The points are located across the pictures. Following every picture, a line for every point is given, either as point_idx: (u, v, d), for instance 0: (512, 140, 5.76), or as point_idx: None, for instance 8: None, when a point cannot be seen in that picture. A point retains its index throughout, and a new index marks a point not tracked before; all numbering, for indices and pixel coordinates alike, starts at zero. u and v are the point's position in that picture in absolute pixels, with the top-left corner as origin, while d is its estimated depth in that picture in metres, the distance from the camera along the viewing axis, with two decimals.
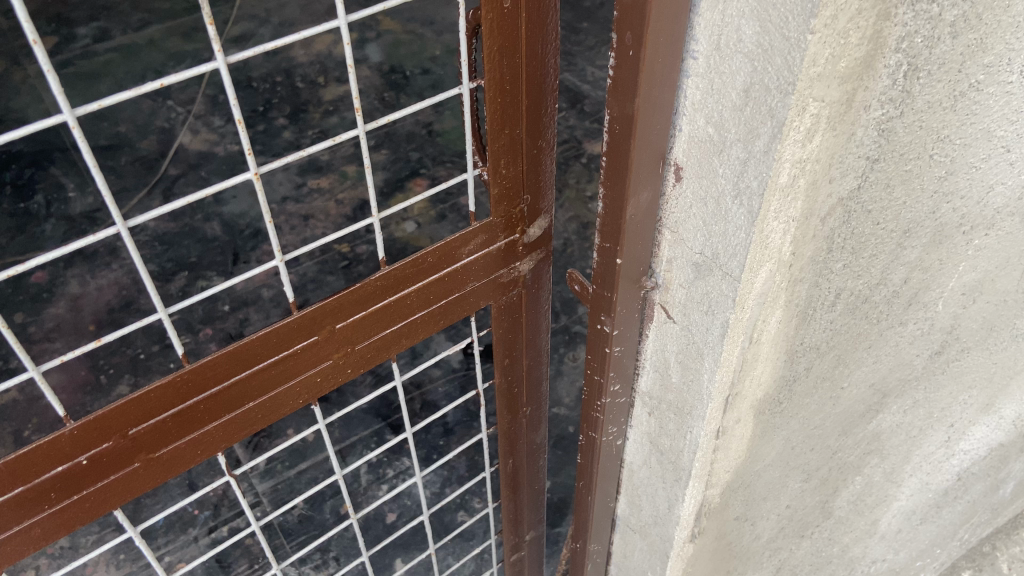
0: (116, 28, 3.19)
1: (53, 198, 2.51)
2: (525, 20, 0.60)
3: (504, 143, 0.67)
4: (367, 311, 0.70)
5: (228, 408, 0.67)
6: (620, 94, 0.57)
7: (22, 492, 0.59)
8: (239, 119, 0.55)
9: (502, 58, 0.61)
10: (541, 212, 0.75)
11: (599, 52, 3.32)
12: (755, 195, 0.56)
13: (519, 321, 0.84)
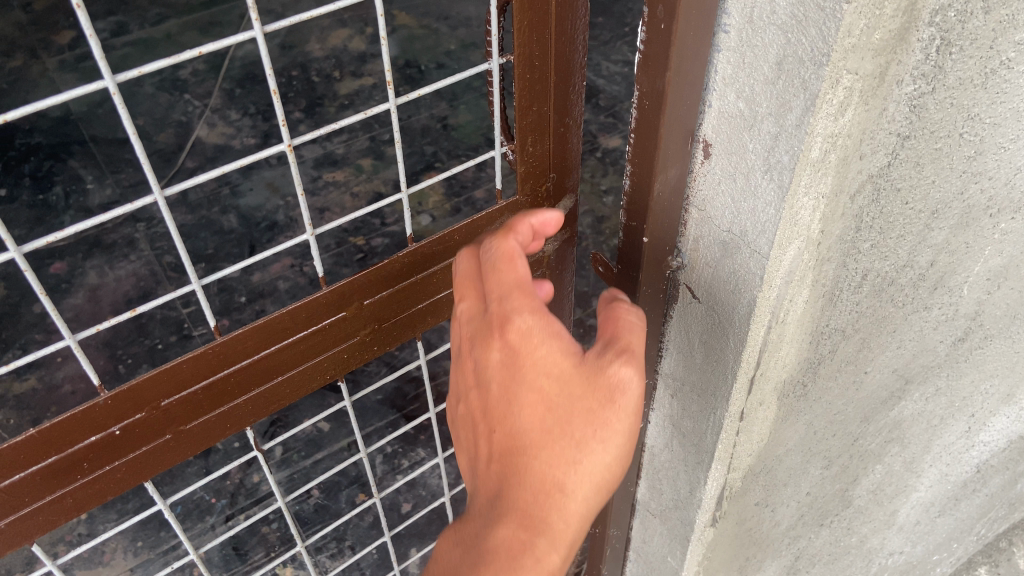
0: (133, 22, 3.21)
1: (71, 190, 2.53)
2: None
3: (532, 120, 0.67)
4: (395, 288, 0.72)
5: (257, 381, 0.70)
6: (651, 68, 0.57)
7: (57, 461, 0.63)
8: (273, 88, 0.59)
9: (532, 33, 0.62)
10: (566, 190, 0.75)
11: (613, 47, 3.32)
12: (786, 170, 0.55)
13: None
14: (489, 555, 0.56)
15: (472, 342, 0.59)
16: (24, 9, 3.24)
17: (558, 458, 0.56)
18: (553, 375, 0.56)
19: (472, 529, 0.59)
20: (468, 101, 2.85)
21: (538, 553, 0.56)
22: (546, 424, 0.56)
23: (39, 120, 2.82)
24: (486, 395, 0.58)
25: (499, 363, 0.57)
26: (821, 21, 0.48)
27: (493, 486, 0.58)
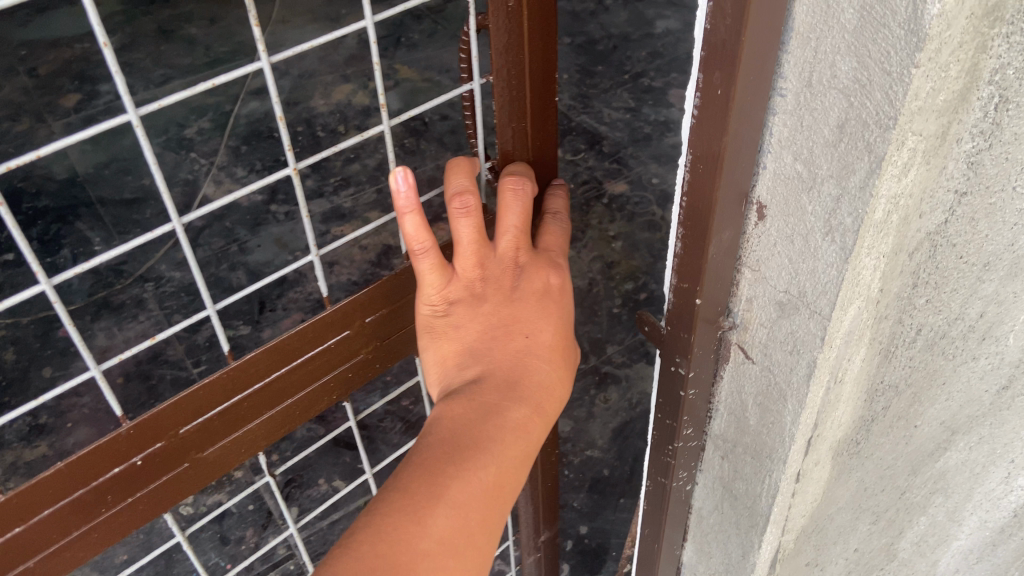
0: (139, 83, 3.25)
1: (79, 252, 2.53)
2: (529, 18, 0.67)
3: (511, 136, 0.73)
4: (394, 305, 0.78)
5: (267, 405, 0.76)
6: (705, 134, 0.57)
7: (84, 494, 0.67)
8: (280, 117, 0.71)
9: (505, 56, 0.68)
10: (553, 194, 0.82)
11: (614, 95, 3.39)
12: (849, 232, 0.54)
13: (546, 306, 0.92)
14: (509, 428, 0.66)
15: (516, 264, 0.73)
16: (29, 75, 3.28)
17: (557, 373, 0.74)
18: (568, 319, 0.76)
19: (481, 403, 0.67)
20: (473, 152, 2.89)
21: (537, 437, 0.69)
22: (561, 344, 0.75)
23: (46, 182, 2.82)
24: (517, 309, 0.72)
25: (546, 288, 0.74)
26: (879, 83, 0.48)
27: (506, 378, 0.69)
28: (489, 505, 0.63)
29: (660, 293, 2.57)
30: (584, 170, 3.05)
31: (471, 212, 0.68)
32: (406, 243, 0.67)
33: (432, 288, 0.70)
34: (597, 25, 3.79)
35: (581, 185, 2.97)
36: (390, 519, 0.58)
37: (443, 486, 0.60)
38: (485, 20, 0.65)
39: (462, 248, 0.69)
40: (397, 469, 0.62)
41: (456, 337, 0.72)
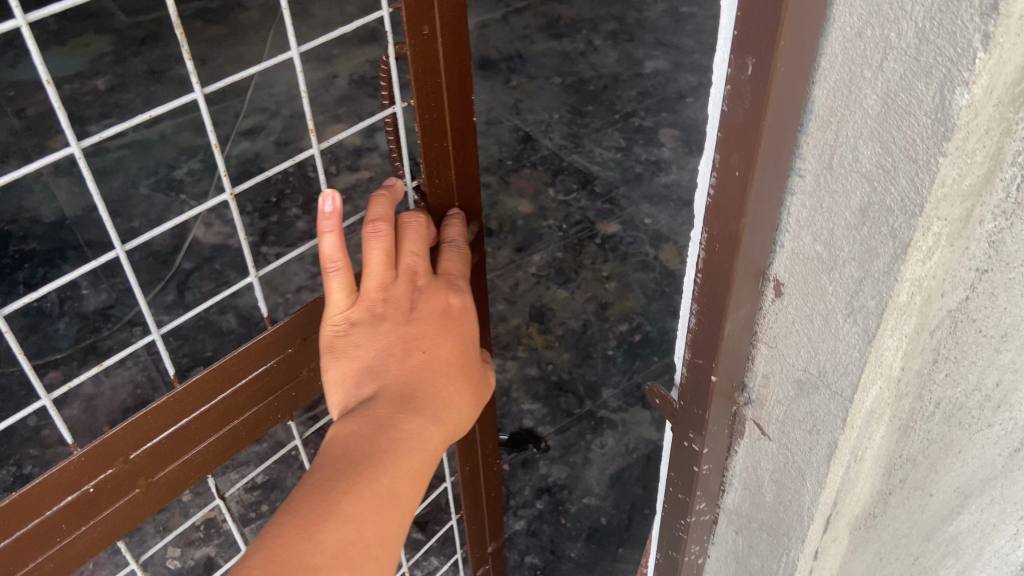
0: (129, 125, 3.25)
1: (66, 296, 2.48)
2: (445, 43, 0.68)
3: (432, 157, 0.74)
4: None
5: (215, 427, 0.76)
6: (721, 214, 0.55)
7: (37, 525, 0.67)
8: (215, 144, 0.74)
9: (425, 79, 0.69)
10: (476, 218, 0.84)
11: (605, 134, 3.41)
12: (872, 314, 0.53)
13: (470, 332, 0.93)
14: (403, 440, 0.65)
15: (416, 286, 0.72)
16: (17, 115, 3.26)
17: (457, 385, 0.73)
18: (470, 333, 0.76)
19: (375, 418, 0.66)
20: None
21: (434, 446, 0.68)
22: (461, 358, 0.74)
23: (33, 224, 2.77)
24: (416, 328, 0.71)
25: (446, 310, 0.74)
26: (902, 168, 0.47)
27: (401, 392, 0.68)
28: (384, 517, 0.62)
29: (654, 334, 2.56)
30: (577, 210, 3.06)
31: (377, 240, 0.69)
32: (320, 261, 0.68)
33: (338, 308, 0.70)
34: (586, 64, 3.83)
35: (573, 225, 2.98)
36: (281, 544, 0.57)
37: (333, 506, 0.60)
38: (404, 49, 0.67)
39: (371, 268, 0.70)
40: (291, 493, 0.61)
41: (356, 357, 0.70)
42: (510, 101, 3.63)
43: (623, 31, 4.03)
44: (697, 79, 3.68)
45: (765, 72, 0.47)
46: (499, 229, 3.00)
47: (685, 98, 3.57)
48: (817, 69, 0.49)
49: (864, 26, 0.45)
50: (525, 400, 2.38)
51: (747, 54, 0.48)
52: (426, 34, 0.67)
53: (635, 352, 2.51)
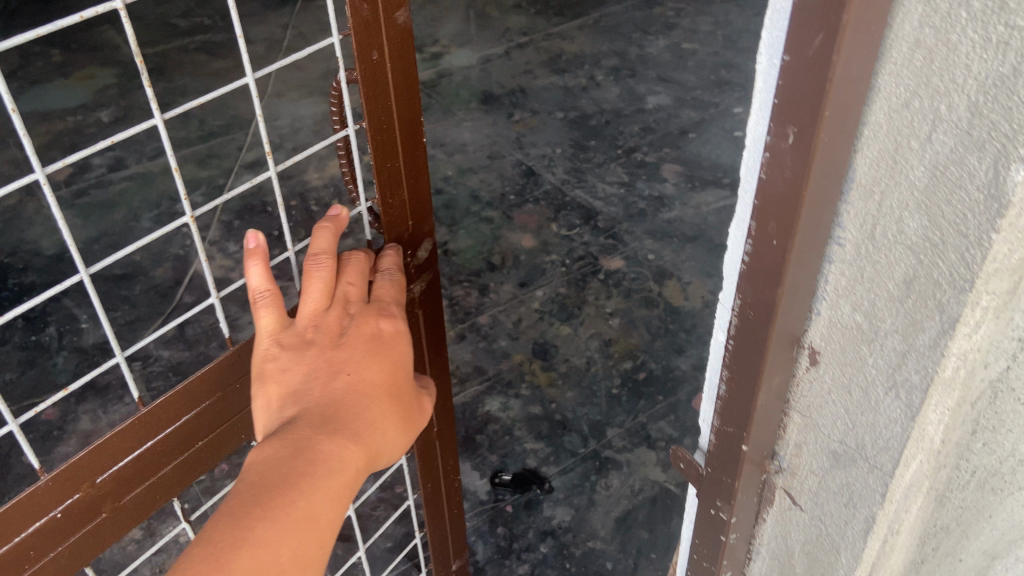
0: (132, 156, 3.25)
1: (65, 329, 2.46)
2: (391, 72, 0.82)
3: (384, 176, 0.89)
4: None
5: (175, 451, 0.87)
6: (757, 281, 0.54)
7: (12, 547, 0.77)
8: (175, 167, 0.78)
9: (376, 102, 0.83)
10: (426, 236, 0.98)
11: (608, 169, 3.42)
12: (916, 390, 0.51)
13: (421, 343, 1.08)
14: (322, 459, 0.72)
15: (344, 317, 0.82)
16: (20, 147, 3.26)
17: (381, 407, 0.81)
18: (397, 359, 0.84)
19: (294, 440, 0.72)
20: (467, 225, 3.17)
21: (354, 466, 0.75)
22: (386, 382, 0.82)
23: (33, 256, 2.75)
24: (342, 355, 0.80)
25: (375, 336, 0.83)
26: (942, 244, 0.46)
27: (321, 414, 0.75)
28: (299, 534, 0.68)
29: (659, 372, 2.54)
30: (580, 245, 3.05)
31: (316, 272, 0.80)
32: (250, 294, 0.78)
33: (267, 337, 0.79)
34: (589, 99, 3.85)
35: (576, 260, 2.97)
36: (197, 560, 0.63)
37: (249, 525, 0.66)
38: (354, 75, 0.81)
39: (304, 300, 0.80)
40: (210, 518, 0.68)
41: (282, 383, 0.78)
42: (513, 136, 3.65)
43: (625, 67, 4.05)
44: (700, 114, 3.69)
45: (807, 144, 0.46)
46: (502, 263, 2.99)
47: (687, 134, 3.58)
48: (860, 137, 0.48)
49: (911, 99, 0.45)
50: (527, 438, 2.36)
51: (787, 121, 0.47)
52: (375, 62, 0.80)
53: (640, 390, 2.48)
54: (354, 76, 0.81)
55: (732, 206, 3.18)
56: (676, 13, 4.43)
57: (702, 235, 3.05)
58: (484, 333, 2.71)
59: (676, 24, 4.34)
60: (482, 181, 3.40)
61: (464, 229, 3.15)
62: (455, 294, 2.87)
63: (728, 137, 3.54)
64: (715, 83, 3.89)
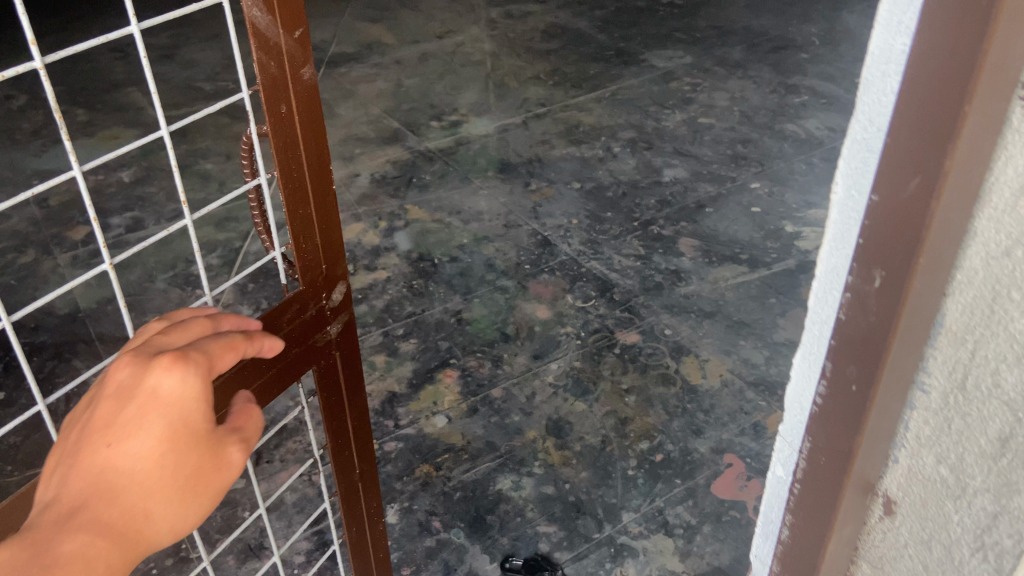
0: (151, 217, 3.25)
1: (73, 392, 2.43)
2: (298, 126, 0.99)
3: (298, 219, 1.04)
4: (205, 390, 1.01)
5: None
6: (845, 414, 0.73)
7: None
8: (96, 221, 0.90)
9: (287, 149, 0.99)
10: (340, 280, 1.15)
11: (624, 242, 3.40)
12: (1006, 545, 0.65)
13: (339, 381, 1.24)
14: (60, 561, 0.66)
15: (125, 377, 0.74)
16: (40, 205, 3.28)
17: (157, 487, 0.73)
18: (186, 422, 0.75)
19: (32, 541, 0.67)
20: (482, 295, 3.14)
21: (108, 560, 0.69)
22: (161, 451, 0.73)
23: (46, 316, 2.73)
24: (111, 422, 0.72)
25: (152, 394, 0.73)
26: (1017, 407, 0.60)
27: (71, 506, 0.69)
28: None
29: (677, 454, 2.46)
30: (595, 318, 3.01)
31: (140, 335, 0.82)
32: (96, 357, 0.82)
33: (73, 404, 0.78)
34: (606, 171, 3.86)
35: (592, 333, 2.93)
36: None
37: None
38: (264, 129, 0.97)
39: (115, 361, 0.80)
40: None
41: (58, 462, 0.73)
42: (529, 206, 3.65)
43: (642, 139, 4.08)
44: (716, 188, 3.69)
45: (892, 292, 0.65)
46: (516, 334, 2.95)
47: (704, 208, 3.57)
48: (951, 291, 0.63)
49: (1007, 257, 0.59)
50: (540, 520, 2.28)
51: (879, 276, 0.66)
52: (283, 114, 0.96)
53: (657, 474, 2.40)
54: (265, 129, 0.96)
55: (750, 282, 3.15)
56: (692, 88, 4.48)
57: (720, 311, 3.01)
58: (497, 407, 2.65)
59: (692, 99, 4.39)
60: (498, 251, 3.38)
61: (478, 298, 3.13)
62: (468, 365, 2.83)
63: (746, 212, 3.53)
64: (732, 158, 3.90)
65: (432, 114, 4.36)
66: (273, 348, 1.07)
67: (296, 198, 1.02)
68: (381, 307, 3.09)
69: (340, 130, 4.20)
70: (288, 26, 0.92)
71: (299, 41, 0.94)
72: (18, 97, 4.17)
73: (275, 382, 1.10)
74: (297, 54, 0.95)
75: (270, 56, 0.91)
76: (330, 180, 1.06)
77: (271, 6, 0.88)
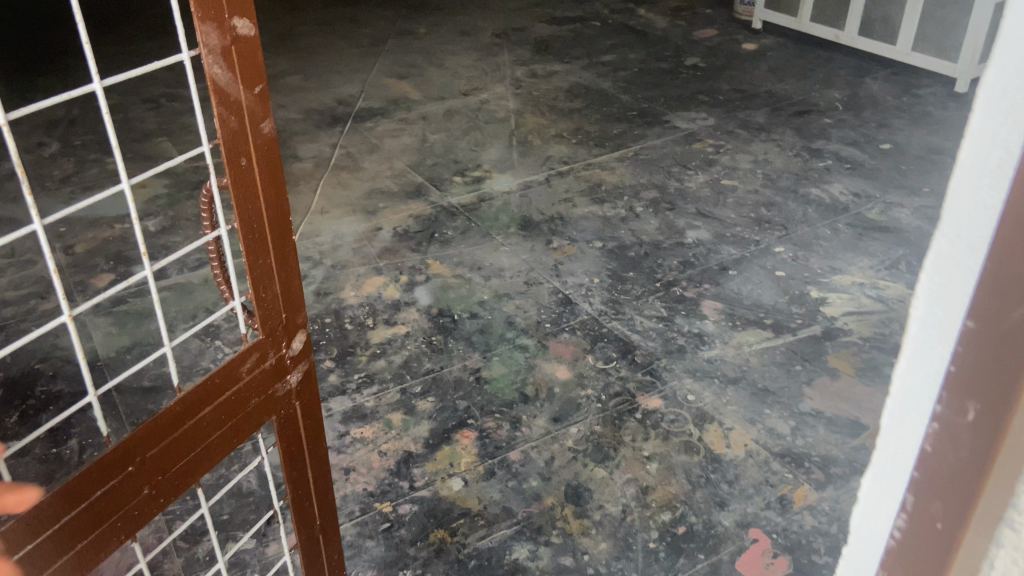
0: (174, 267, 3.27)
1: (87, 442, 2.40)
2: (257, 181, 1.15)
3: (258, 267, 1.21)
4: (170, 434, 1.16)
5: (89, 526, 1.09)
6: (922, 552, 0.61)
7: None
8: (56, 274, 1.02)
9: (247, 201, 1.15)
10: (300, 329, 1.33)
11: (646, 302, 3.37)
12: None
13: (298, 427, 1.43)
14: None
15: None
16: (65, 252, 3.31)
17: None
18: None
19: None
20: (502, 353, 3.10)
21: None
22: None
23: (64, 363, 2.72)
24: None
25: None
26: None
27: None
28: None
29: (700, 527, 2.38)
30: (616, 380, 2.96)
31: None
32: None
33: None
34: (628, 230, 3.85)
35: (613, 397, 2.87)
36: None
37: None
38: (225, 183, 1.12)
39: None
40: None
41: None
42: (551, 264, 3.64)
43: (664, 200, 4.08)
44: (740, 251, 3.66)
45: (988, 421, 0.53)
46: (536, 395, 2.90)
47: (728, 271, 3.54)
48: None
49: None
50: None
51: (970, 401, 0.54)
52: (243, 169, 1.13)
53: (680, 547, 2.32)
54: (226, 182, 1.12)
55: (775, 348, 3.09)
56: (715, 150, 4.49)
57: (744, 378, 2.95)
58: (515, 471, 2.59)
59: (715, 160, 4.40)
60: (518, 308, 3.35)
61: (498, 356, 3.09)
62: (486, 426, 2.77)
63: (770, 276, 3.49)
64: (756, 221, 3.88)
65: (455, 169, 4.39)
66: (233, 401, 1.25)
67: (257, 247, 1.19)
68: (399, 363, 3.06)
69: (363, 183, 4.24)
70: (249, 85, 1.08)
71: (258, 98, 1.10)
72: (51, 144, 4.25)
73: (237, 429, 1.28)
74: (257, 110, 1.11)
75: (231, 110, 1.07)
76: (288, 229, 1.24)
77: (231, 65, 1.04)
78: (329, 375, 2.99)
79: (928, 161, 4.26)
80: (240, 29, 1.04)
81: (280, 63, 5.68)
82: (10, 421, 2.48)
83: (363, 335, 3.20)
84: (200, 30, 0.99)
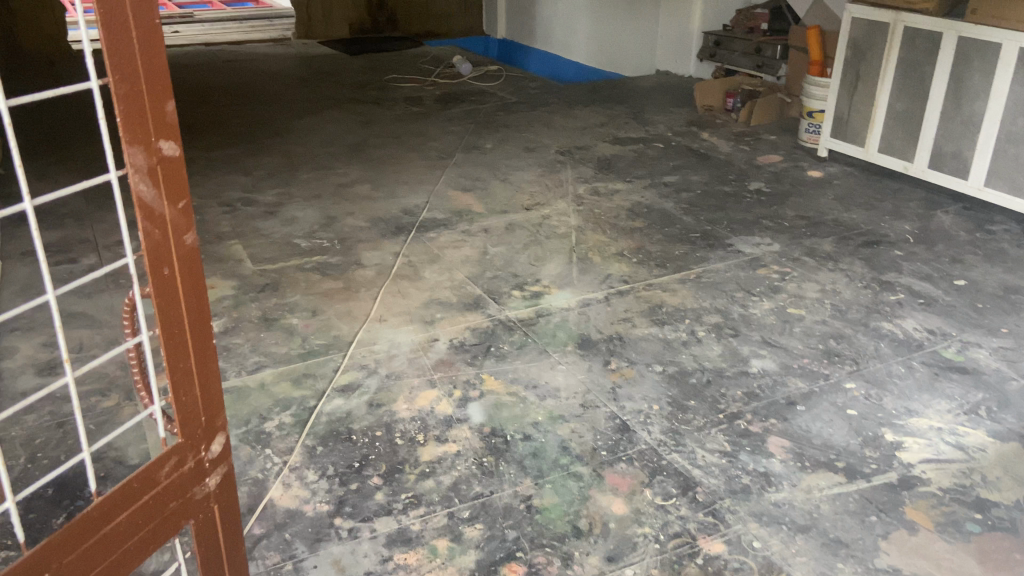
0: None
1: None
2: (180, 287, 1.45)
3: (180, 369, 1.49)
4: (92, 532, 1.39)
5: None
6: None
7: None
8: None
9: (170, 307, 1.44)
10: (217, 430, 1.62)
11: (708, 434, 3.21)
12: None
13: (214, 523, 1.69)
14: None
15: None
16: None
17: None
18: None
19: None
20: (554, 481, 2.96)
21: None
22: None
23: (116, 465, 2.70)
24: None
25: None
26: None
27: None
28: None
29: None
30: (676, 520, 2.78)
31: None
32: None
33: None
34: (689, 355, 3.74)
35: (672, 537, 2.70)
36: None
37: None
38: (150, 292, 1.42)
39: None
40: None
41: None
42: (609, 386, 3.53)
43: (727, 326, 3.97)
44: (808, 385, 3.51)
45: None
46: (589, 530, 2.74)
47: (795, 406, 3.37)
48: None
49: None
50: None
51: None
52: (169, 279, 1.43)
53: None
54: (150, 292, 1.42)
55: (848, 495, 2.88)
56: (780, 278, 4.40)
57: (815, 526, 2.74)
58: None
59: (781, 288, 4.30)
60: (573, 432, 3.23)
61: (550, 484, 2.95)
62: (535, 561, 2.62)
63: (840, 414, 3.31)
64: (825, 353, 3.73)
65: (514, 283, 4.39)
66: (150, 502, 1.50)
67: (177, 348, 1.48)
68: (448, 484, 2.94)
69: (423, 292, 4.25)
70: (173, 203, 1.40)
71: (180, 213, 1.42)
72: (129, 242, 4.40)
73: (160, 523, 1.53)
74: (180, 224, 1.42)
75: (156, 223, 1.37)
76: (210, 331, 1.53)
77: (156, 182, 1.35)
78: (376, 492, 2.89)
79: (1007, 301, 4.08)
80: (163, 152, 1.35)
81: (350, 172, 5.88)
82: (57, 523, 2.44)
83: (413, 452, 3.10)
84: (128, 153, 1.30)
